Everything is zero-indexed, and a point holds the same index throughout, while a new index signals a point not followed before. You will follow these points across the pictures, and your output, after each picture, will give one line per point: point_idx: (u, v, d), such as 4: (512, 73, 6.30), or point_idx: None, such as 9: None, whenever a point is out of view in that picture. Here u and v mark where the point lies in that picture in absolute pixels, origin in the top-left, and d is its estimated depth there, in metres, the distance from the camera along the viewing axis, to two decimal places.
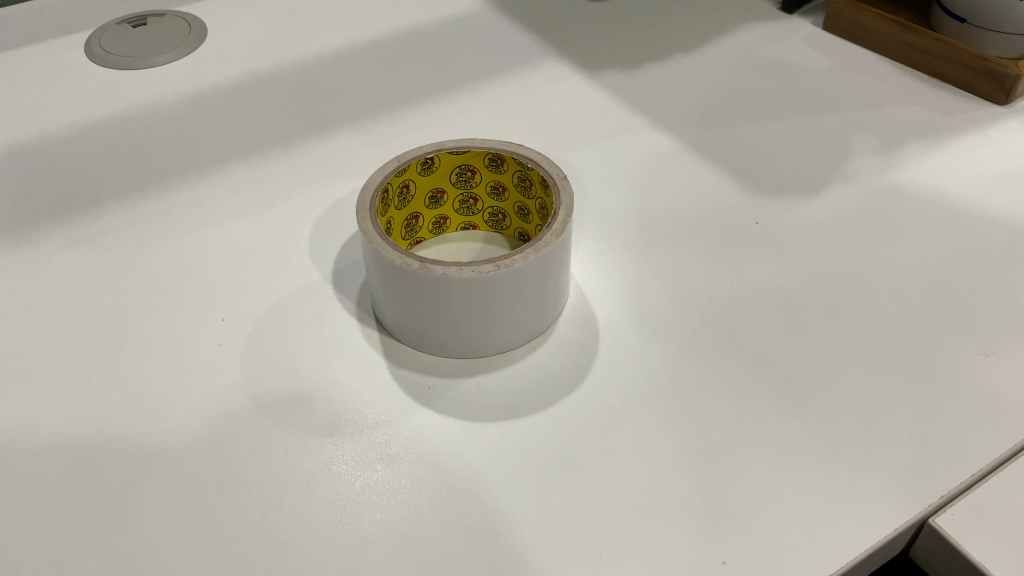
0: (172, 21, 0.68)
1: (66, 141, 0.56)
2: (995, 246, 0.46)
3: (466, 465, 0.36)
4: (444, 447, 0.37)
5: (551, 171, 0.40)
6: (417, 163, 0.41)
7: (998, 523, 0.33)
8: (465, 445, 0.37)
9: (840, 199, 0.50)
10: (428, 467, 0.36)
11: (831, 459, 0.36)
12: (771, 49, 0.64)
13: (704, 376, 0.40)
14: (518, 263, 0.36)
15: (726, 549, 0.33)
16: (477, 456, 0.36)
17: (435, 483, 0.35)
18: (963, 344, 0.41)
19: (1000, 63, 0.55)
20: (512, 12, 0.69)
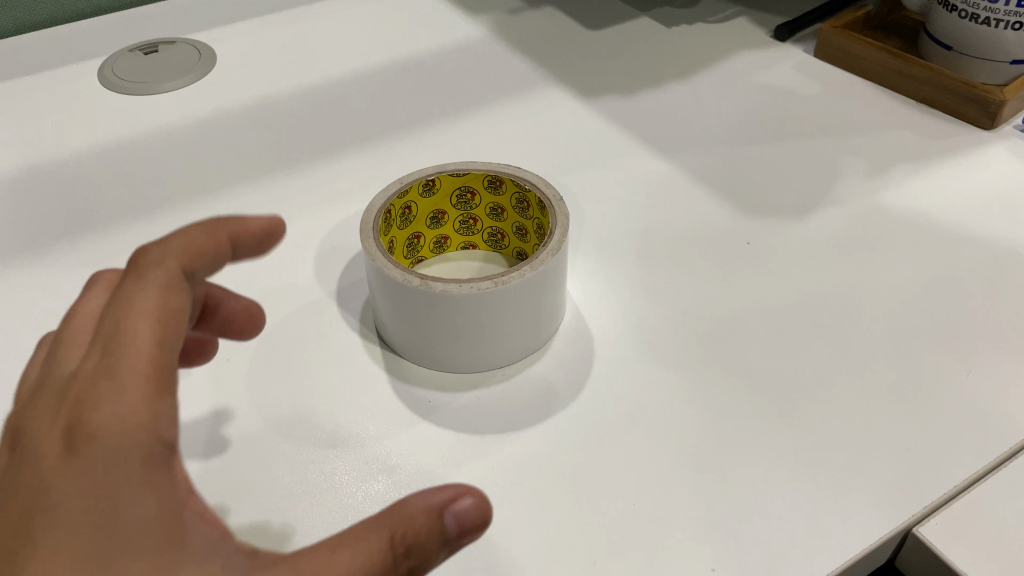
0: (184, 48, 0.70)
1: (78, 164, 0.57)
2: (981, 265, 0.47)
3: (465, 476, 0.37)
4: (443, 460, 0.38)
5: (548, 193, 0.42)
6: (419, 185, 0.43)
7: (980, 533, 0.34)
8: (465, 457, 0.38)
9: (830, 220, 0.51)
10: (428, 478, 0.37)
11: (819, 470, 0.37)
12: (765, 74, 0.66)
13: (694, 391, 0.41)
14: (515, 280, 0.38)
15: (717, 557, 0.34)
16: (475, 468, 0.38)
17: None
18: (947, 360, 0.42)
19: (986, 89, 0.57)
20: (512, 40, 0.71)
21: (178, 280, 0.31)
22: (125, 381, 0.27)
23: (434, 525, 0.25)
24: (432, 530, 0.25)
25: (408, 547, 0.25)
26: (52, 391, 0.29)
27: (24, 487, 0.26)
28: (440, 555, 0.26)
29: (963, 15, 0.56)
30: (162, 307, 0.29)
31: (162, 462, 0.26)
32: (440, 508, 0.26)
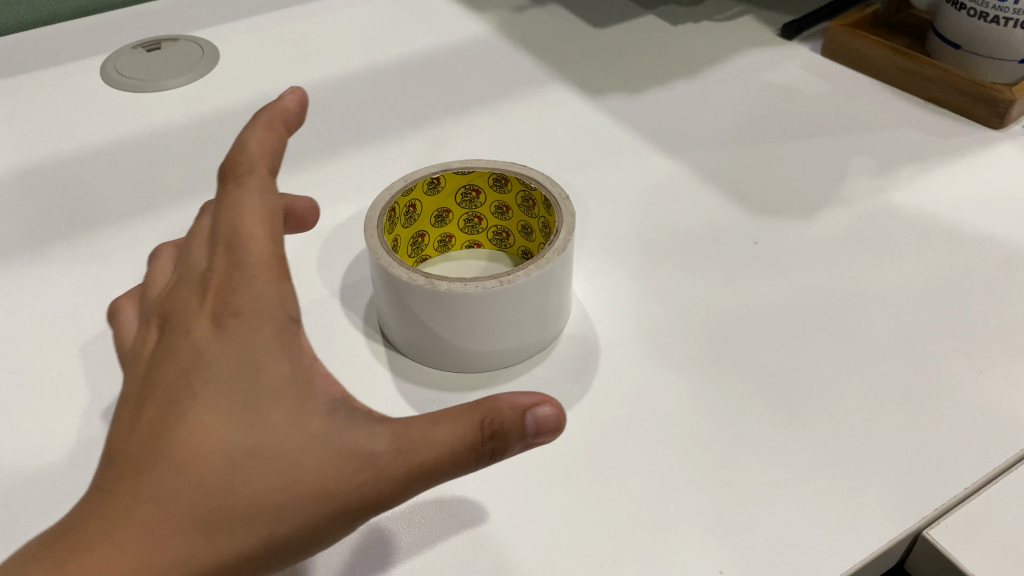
0: (187, 45, 0.70)
1: (80, 160, 0.57)
2: (990, 265, 0.47)
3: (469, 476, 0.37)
4: None
5: (553, 191, 0.41)
6: (423, 183, 0.42)
7: (991, 537, 0.34)
8: None
9: (837, 219, 0.51)
10: None
11: (827, 472, 0.37)
12: (772, 73, 0.65)
13: (701, 392, 0.40)
14: (521, 279, 0.37)
15: (724, 560, 0.33)
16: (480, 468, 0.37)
17: (439, 493, 0.36)
18: (956, 361, 0.41)
19: (994, 88, 0.56)
20: (517, 38, 0.71)
21: (271, 160, 0.33)
22: (253, 270, 0.29)
23: (517, 421, 0.26)
24: (513, 425, 0.26)
25: (494, 432, 0.26)
26: (186, 277, 0.31)
27: (175, 354, 0.28)
28: (518, 447, 0.27)
29: (972, 13, 0.55)
30: (271, 209, 0.31)
31: (292, 337, 0.28)
32: (521, 408, 0.27)
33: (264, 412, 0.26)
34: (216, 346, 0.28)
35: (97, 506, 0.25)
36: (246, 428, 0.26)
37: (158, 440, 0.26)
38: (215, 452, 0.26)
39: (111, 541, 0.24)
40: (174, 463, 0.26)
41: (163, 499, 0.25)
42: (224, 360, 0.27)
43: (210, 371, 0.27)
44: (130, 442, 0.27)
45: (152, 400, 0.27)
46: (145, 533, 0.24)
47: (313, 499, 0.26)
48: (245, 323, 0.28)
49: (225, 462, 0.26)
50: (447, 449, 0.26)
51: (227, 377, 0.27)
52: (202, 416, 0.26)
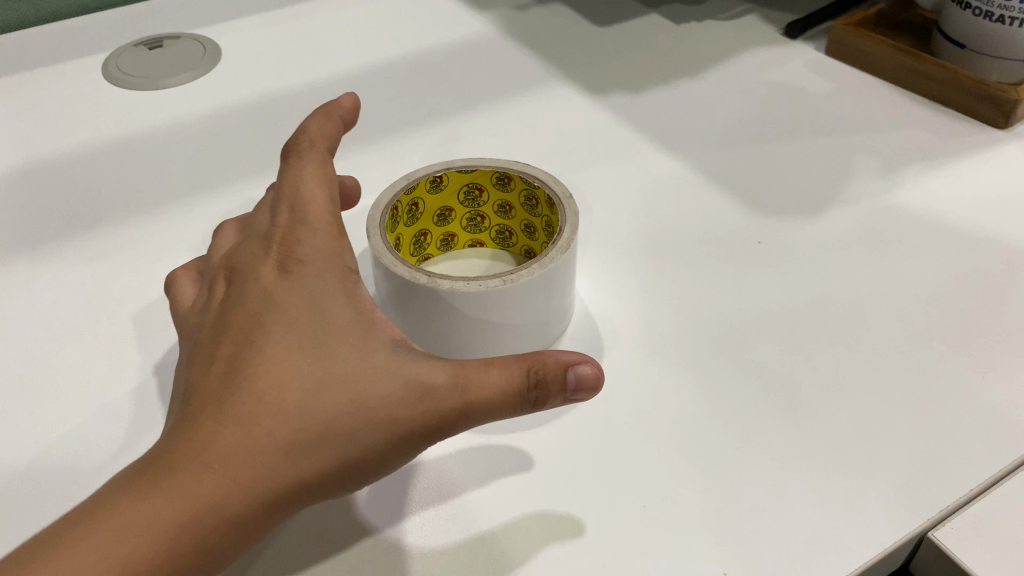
0: (189, 43, 0.70)
1: (81, 157, 0.57)
2: (995, 265, 0.47)
3: (472, 478, 0.37)
4: (450, 462, 0.37)
5: (556, 190, 0.41)
6: (426, 181, 0.42)
7: (996, 538, 0.33)
8: (473, 459, 0.38)
9: (841, 219, 0.51)
10: (435, 481, 0.37)
11: (832, 473, 0.36)
12: (775, 72, 0.65)
13: (705, 392, 0.40)
14: (524, 278, 0.37)
15: (728, 560, 0.33)
16: (483, 470, 0.37)
17: (442, 496, 0.36)
18: (962, 362, 0.41)
19: (1000, 88, 0.56)
20: (520, 37, 0.70)
21: (327, 143, 0.38)
22: (317, 228, 0.33)
23: (560, 375, 0.29)
24: (556, 378, 0.29)
25: (538, 381, 0.29)
26: (253, 238, 0.34)
27: (245, 301, 0.32)
28: (559, 398, 0.29)
29: (977, 13, 0.55)
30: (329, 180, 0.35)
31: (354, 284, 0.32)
32: (564, 365, 0.30)
33: (332, 345, 0.30)
34: (284, 293, 0.31)
35: (185, 427, 0.29)
36: (314, 361, 0.29)
37: (237, 371, 0.29)
38: (286, 383, 0.29)
39: (202, 455, 0.27)
40: (253, 390, 0.29)
41: (243, 421, 0.28)
42: (292, 304, 0.31)
43: (279, 313, 0.31)
44: (210, 375, 0.30)
45: (228, 341, 0.31)
46: (228, 449, 0.28)
47: (380, 425, 0.29)
48: (309, 274, 0.32)
49: (296, 392, 0.29)
50: (496, 393, 0.29)
51: (297, 316, 0.31)
52: (276, 350, 0.30)
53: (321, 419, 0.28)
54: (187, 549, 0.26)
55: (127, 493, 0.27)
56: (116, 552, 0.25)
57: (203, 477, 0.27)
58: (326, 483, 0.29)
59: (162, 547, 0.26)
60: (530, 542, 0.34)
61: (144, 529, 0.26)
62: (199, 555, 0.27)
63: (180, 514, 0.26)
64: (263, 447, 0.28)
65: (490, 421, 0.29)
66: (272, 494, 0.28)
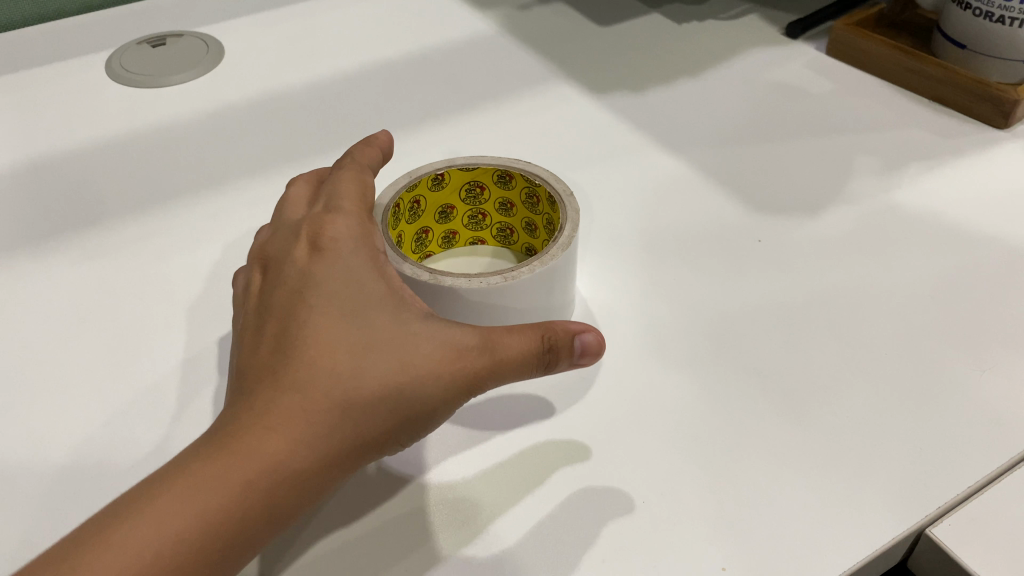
0: (192, 40, 0.70)
1: (85, 154, 0.57)
2: (994, 264, 0.47)
3: (473, 473, 0.37)
4: (451, 458, 0.38)
5: (557, 188, 0.41)
6: (428, 179, 0.42)
7: (993, 535, 0.34)
8: (474, 454, 0.38)
9: (842, 218, 0.51)
10: (435, 475, 0.37)
11: (830, 470, 0.37)
12: (777, 72, 0.65)
13: (704, 389, 0.40)
14: (524, 275, 0.37)
15: (727, 556, 0.33)
16: (484, 465, 0.37)
17: (443, 490, 0.36)
18: (960, 360, 0.41)
19: (1000, 88, 0.56)
20: (522, 35, 0.71)
21: (351, 154, 0.40)
22: (349, 217, 0.35)
23: (568, 340, 0.32)
24: (566, 341, 0.32)
25: (550, 344, 0.32)
26: (286, 229, 0.36)
27: (284, 282, 0.33)
28: (569, 360, 0.32)
29: (977, 13, 0.55)
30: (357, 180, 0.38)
31: (384, 262, 0.34)
32: (573, 330, 0.32)
33: (368, 311, 0.31)
34: (322, 270, 0.33)
35: (243, 401, 0.30)
36: (356, 329, 0.31)
37: (286, 344, 0.31)
38: (333, 349, 0.30)
39: (264, 422, 0.29)
40: (301, 356, 0.30)
41: (299, 386, 0.30)
42: (331, 278, 0.32)
43: (320, 287, 0.32)
44: (259, 354, 0.32)
45: (273, 320, 0.33)
46: (287, 412, 0.29)
47: (419, 380, 0.30)
48: (343, 253, 0.33)
49: (342, 356, 0.30)
50: (517, 354, 0.31)
51: (336, 286, 0.32)
52: (319, 319, 0.31)
53: (369, 382, 0.30)
54: (256, 506, 0.28)
55: (198, 460, 0.28)
56: (197, 511, 0.27)
57: (269, 442, 0.29)
58: (374, 446, 0.31)
59: (234, 504, 0.27)
60: (509, 497, 0.36)
61: (219, 488, 0.27)
62: (271, 515, 0.28)
63: (248, 472, 0.28)
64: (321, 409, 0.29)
65: (513, 379, 0.32)
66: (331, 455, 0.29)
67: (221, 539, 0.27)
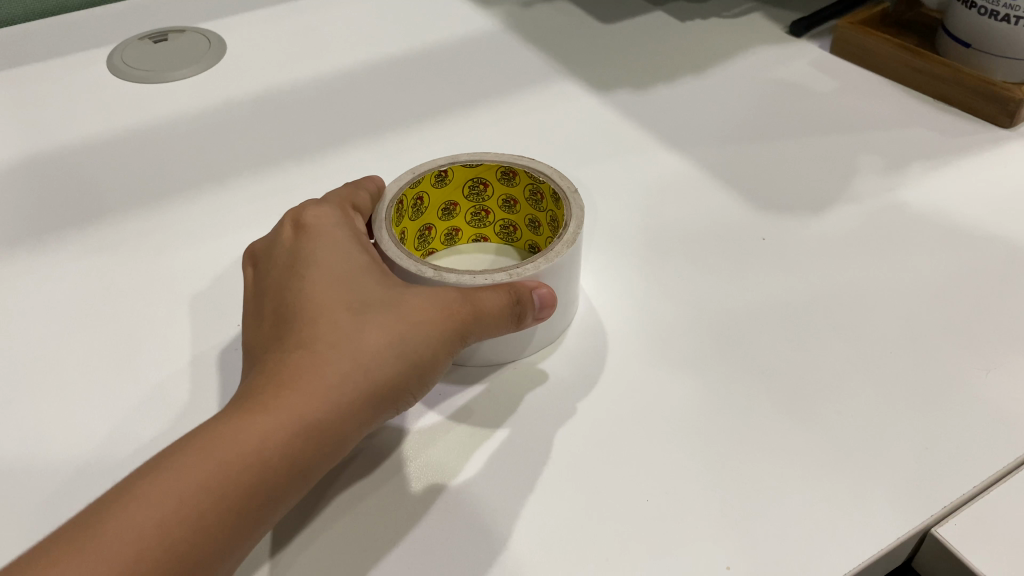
0: (194, 36, 0.70)
1: (85, 148, 0.57)
2: (998, 263, 0.47)
3: (468, 470, 0.37)
4: (447, 454, 0.37)
5: (562, 184, 0.41)
6: (431, 175, 0.42)
7: (999, 535, 0.33)
8: (470, 450, 0.38)
9: (846, 216, 0.51)
10: (430, 470, 0.37)
11: (836, 469, 0.36)
12: (780, 70, 0.65)
13: (707, 387, 0.40)
14: (530, 272, 0.37)
15: (732, 555, 0.33)
16: (480, 461, 0.37)
17: (437, 485, 0.36)
18: (966, 360, 0.41)
19: (1004, 87, 0.56)
20: (525, 33, 0.70)
21: None
22: (331, 210, 0.38)
23: (531, 291, 0.35)
24: (529, 293, 0.35)
25: (519, 298, 0.35)
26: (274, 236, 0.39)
27: (278, 272, 0.36)
28: (534, 313, 0.36)
29: (982, 12, 0.55)
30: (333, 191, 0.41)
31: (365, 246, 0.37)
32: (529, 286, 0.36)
33: (355, 285, 0.34)
34: (311, 250, 0.36)
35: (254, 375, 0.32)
36: (346, 294, 0.34)
37: (287, 316, 0.34)
38: (328, 310, 0.33)
39: (278, 381, 0.31)
40: (300, 327, 0.33)
41: (305, 346, 0.32)
42: (319, 255, 0.36)
43: (309, 262, 0.35)
44: (262, 334, 0.34)
45: (271, 301, 0.35)
46: (297, 371, 0.31)
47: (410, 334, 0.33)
48: (327, 235, 0.37)
49: (339, 320, 0.33)
50: (492, 306, 0.34)
51: (325, 267, 0.35)
52: (312, 294, 0.34)
53: (368, 338, 0.32)
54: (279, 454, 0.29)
55: (222, 418, 0.30)
56: (226, 457, 0.29)
57: (286, 394, 0.31)
58: (380, 405, 0.33)
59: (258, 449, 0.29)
60: (471, 443, 0.38)
61: (243, 436, 0.29)
62: (293, 464, 0.30)
63: (269, 421, 0.30)
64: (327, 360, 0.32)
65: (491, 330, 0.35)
66: (345, 403, 0.31)
67: (252, 483, 0.29)
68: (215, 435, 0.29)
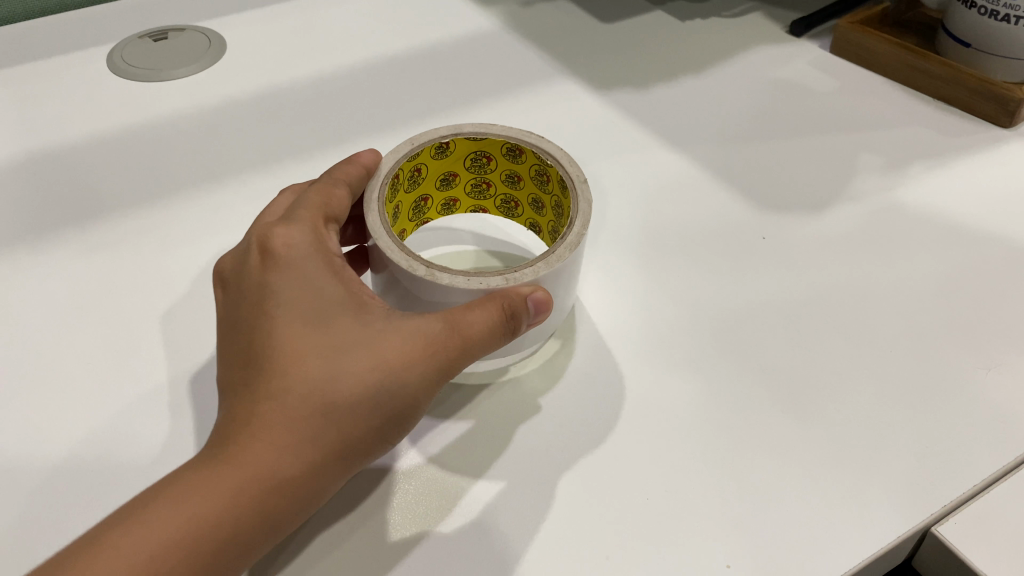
0: (193, 35, 0.70)
1: (84, 147, 0.57)
2: (997, 263, 0.47)
3: (467, 484, 0.36)
4: (449, 463, 0.37)
5: (570, 171, 0.40)
6: (431, 148, 0.41)
7: (999, 534, 0.33)
8: (472, 461, 0.37)
9: (846, 216, 0.51)
10: (428, 480, 0.36)
11: (836, 468, 0.36)
12: (781, 69, 0.65)
13: (707, 386, 0.40)
14: (527, 277, 0.36)
15: (732, 554, 0.33)
16: (480, 473, 0.37)
17: (432, 497, 0.36)
18: (967, 359, 0.41)
19: (1004, 87, 0.56)
20: (525, 32, 0.70)
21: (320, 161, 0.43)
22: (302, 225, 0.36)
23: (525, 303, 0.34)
24: (522, 306, 0.34)
25: (512, 314, 0.34)
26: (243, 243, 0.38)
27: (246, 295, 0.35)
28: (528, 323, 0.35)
29: (982, 12, 0.55)
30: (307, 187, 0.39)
31: (339, 262, 0.36)
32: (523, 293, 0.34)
33: (327, 316, 0.33)
34: (281, 276, 0.34)
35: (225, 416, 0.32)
36: (319, 334, 0.33)
37: (256, 351, 0.33)
38: (303, 357, 0.32)
39: (249, 434, 0.31)
40: (271, 366, 0.32)
41: (275, 393, 0.31)
42: (290, 289, 0.34)
43: (280, 297, 0.34)
44: (232, 363, 0.34)
45: (241, 334, 0.34)
46: (268, 422, 0.31)
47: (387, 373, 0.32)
48: (298, 261, 0.35)
49: (311, 362, 0.32)
50: (479, 331, 0.33)
51: (296, 295, 0.34)
52: (282, 328, 0.33)
53: (342, 384, 0.32)
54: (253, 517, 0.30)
55: (191, 477, 0.30)
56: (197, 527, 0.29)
57: (258, 453, 0.30)
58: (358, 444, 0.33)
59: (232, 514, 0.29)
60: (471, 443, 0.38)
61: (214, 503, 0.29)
62: (267, 521, 0.30)
63: (241, 485, 0.30)
64: (308, 418, 0.31)
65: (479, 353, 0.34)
66: (327, 460, 0.31)
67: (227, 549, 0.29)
68: (185, 503, 0.29)
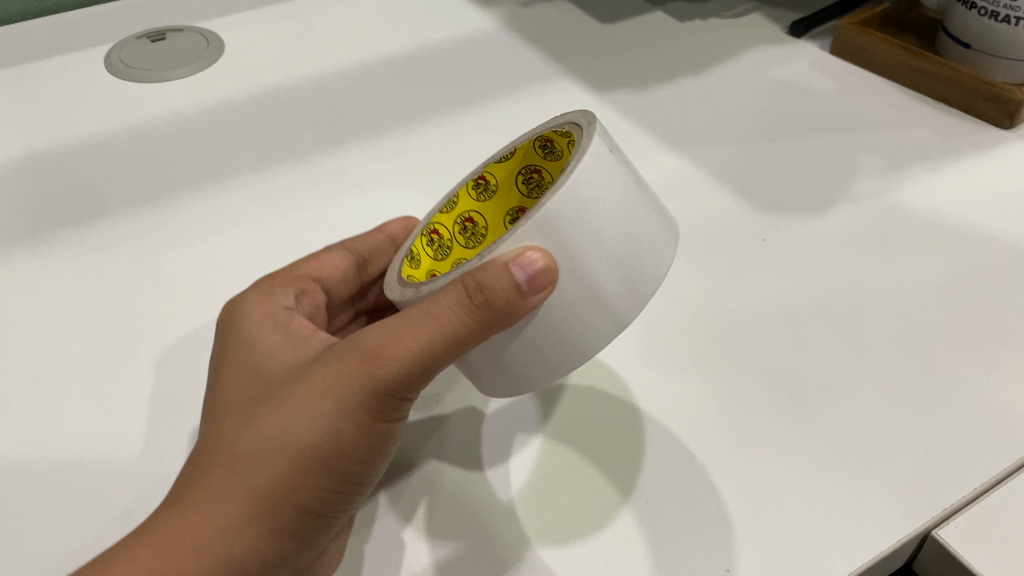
0: (191, 36, 0.70)
1: (80, 147, 0.57)
2: (998, 264, 0.47)
3: (477, 516, 0.35)
4: (464, 489, 0.36)
5: (578, 118, 0.34)
6: (467, 187, 0.40)
7: (1001, 537, 0.33)
8: (489, 492, 0.36)
9: (845, 217, 0.51)
10: (439, 507, 0.35)
11: (837, 471, 0.36)
12: (781, 70, 0.65)
13: (707, 388, 0.40)
14: (507, 246, 0.30)
15: (732, 558, 0.33)
16: (493, 501, 0.36)
17: (438, 522, 0.35)
18: (967, 360, 0.41)
19: (1004, 87, 0.56)
20: (524, 32, 0.70)
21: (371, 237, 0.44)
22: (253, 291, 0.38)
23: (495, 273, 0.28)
24: (489, 277, 0.28)
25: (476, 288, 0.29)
26: None
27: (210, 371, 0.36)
28: (515, 297, 0.29)
29: (983, 13, 0.55)
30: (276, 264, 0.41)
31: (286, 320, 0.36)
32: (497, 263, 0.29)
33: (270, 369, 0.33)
34: (229, 342, 0.35)
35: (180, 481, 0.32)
36: (257, 387, 0.32)
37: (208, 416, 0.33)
38: (236, 412, 0.32)
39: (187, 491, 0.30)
40: (214, 426, 0.32)
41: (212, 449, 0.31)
42: (235, 353, 0.34)
43: (226, 363, 0.34)
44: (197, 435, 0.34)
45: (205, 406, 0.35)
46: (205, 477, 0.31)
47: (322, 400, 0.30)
48: (243, 323, 0.36)
49: (244, 414, 0.32)
50: (433, 323, 0.29)
51: (241, 357, 0.34)
52: (226, 391, 0.33)
53: (272, 425, 0.31)
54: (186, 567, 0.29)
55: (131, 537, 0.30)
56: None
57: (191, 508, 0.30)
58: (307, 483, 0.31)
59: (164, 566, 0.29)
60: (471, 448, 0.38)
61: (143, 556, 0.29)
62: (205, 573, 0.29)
63: (172, 538, 0.29)
64: (240, 459, 0.30)
65: (447, 352, 0.30)
66: (271, 498, 0.30)
67: None
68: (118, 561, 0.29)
